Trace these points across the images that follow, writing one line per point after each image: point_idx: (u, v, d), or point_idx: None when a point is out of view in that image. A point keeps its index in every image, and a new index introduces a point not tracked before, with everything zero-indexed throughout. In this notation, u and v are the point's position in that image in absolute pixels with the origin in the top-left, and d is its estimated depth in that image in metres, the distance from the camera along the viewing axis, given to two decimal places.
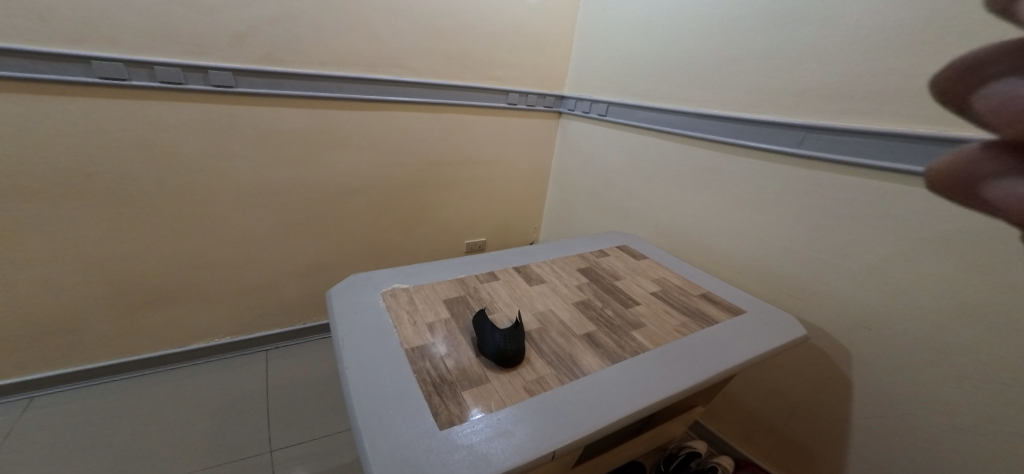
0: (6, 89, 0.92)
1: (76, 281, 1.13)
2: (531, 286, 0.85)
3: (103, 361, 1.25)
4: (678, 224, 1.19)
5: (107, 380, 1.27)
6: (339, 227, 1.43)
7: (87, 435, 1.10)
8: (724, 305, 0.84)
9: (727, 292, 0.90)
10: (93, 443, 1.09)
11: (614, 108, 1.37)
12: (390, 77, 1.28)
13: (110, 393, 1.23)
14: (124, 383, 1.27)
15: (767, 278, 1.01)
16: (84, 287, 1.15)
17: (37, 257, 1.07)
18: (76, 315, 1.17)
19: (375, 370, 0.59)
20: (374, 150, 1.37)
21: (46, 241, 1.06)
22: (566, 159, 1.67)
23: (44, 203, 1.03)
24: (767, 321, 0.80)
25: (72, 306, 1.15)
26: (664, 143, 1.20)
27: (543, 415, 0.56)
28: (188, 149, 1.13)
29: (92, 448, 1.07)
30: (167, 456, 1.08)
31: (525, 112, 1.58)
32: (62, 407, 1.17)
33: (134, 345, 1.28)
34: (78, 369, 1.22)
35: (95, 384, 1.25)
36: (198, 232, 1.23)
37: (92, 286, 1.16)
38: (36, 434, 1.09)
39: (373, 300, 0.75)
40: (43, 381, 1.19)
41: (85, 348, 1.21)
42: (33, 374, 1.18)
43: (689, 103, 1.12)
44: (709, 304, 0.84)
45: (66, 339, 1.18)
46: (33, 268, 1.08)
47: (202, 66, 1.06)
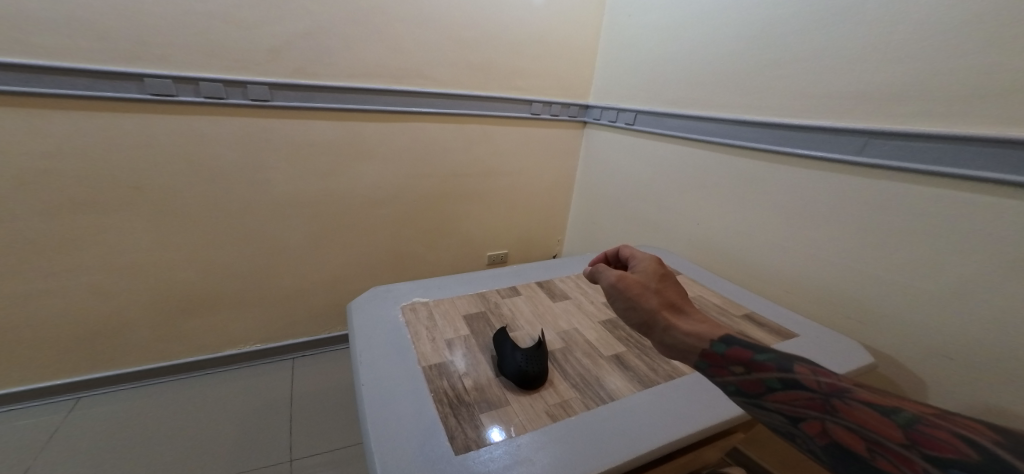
0: (67, 106, 0.97)
1: (122, 288, 1.18)
2: (554, 303, 0.81)
3: (142, 366, 1.29)
4: (713, 239, 1.13)
5: (145, 384, 1.30)
6: (364, 237, 1.43)
7: (124, 436, 1.13)
8: (772, 328, 0.77)
9: (773, 312, 0.83)
10: (128, 444, 1.10)
11: (642, 117, 1.33)
12: (414, 88, 1.29)
13: (148, 395, 1.26)
14: (161, 386, 1.31)
15: (812, 296, 0.91)
16: (129, 294, 1.19)
17: (87, 264, 1.11)
18: (120, 320, 1.21)
19: (392, 388, 0.57)
20: (400, 161, 1.37)
21: (96, 249, 1.11)
22: (591, 169, 1.63)
23: (96, 212, 1.07)
24: (822, 345, 0.72)
25: (118, 312, 1.20)
26: (698, 152, 1.15)
27: (568, 443, 0.51)
28: (227, 161, 1.16)
29: (127, 449, 1.09)
30: (194, 462, 1.08)
31: (549, 122, 1.56)
32: (103, 408, 1.20)
33: (172, 351, 1.31)
34: (121, 373, 1.26)
35: (134, 387, 1.29)
36: (233, 241, 1.26)
37: (136, 292, 1.20)
38: (78, 434, 1.12)
39: (393, 314, 0.73)
40: (89, 383, 1.23)
41: (127, 352, 1.25)
42: (80, 376, 1.22)
43: (725, 110, 1.07)
44: (753, 326, 0.77)
45: (111, 343, 1.22)
46: (84, 275, 1.12)
47: (241, 81, 1.09)
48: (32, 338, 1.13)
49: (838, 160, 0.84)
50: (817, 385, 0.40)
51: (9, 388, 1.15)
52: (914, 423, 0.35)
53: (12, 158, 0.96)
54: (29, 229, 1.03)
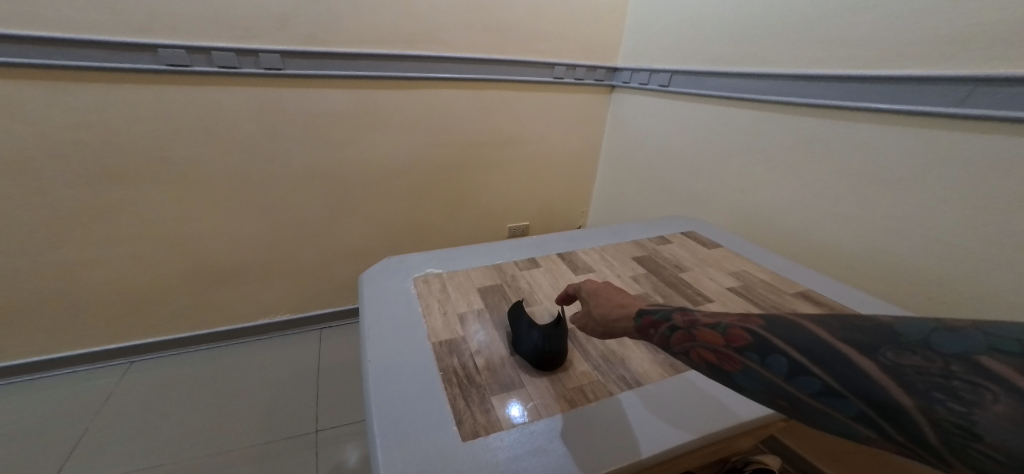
0: (85, 78, 0.95)
1: (153, 260, 1.19)
2: (576, 276, 0.75)
3: (177, 335, 1.32)
4: (759, 208, 1.03)
5: (181, 351, 1.34)
6: (382, 209, 1.41)
7: (166, 402, 1.17)
8: (832, 308, 0.69)
9: (829, 289, 0.74)
10: (166, 411, 1.14)
11: (678, 78, 1.22)
12: (429, 53, 1.22)
13: (184, 363, 1.30)
14: (196, 355, 1.34)
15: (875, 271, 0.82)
16: (160, 266, 1.21)
17: (118, 237, 1.13)
18: (154, 292, 1.23)
19: (399, 367, 0.53)
20: (416, 130, 1.32)
21: (126, 223, 1.12)
22: (619, 138, 1.53)
23: (123, 186, 1.08)
24: None
25: (153, 285, 1.22)
26: (744, 113, 1.03)
27: (589, 434, 0.46)
28: (244, 132, 1.14)
29: (165, 416, 1.13)
30: (227, 429, 1.11)
31: (574, 87, 1.46)
32: (143, 375, 1.25)
33: (203, 321, 1.34)
34: (160, 342, 1.30)
35: (171, 354, 1.33)
36: (254, 213, 1.25)
37: (166, 265, 1.21)
38: (121, 399, 1.16)
39: (404, 286, 0.69)
40: (133, 350, 1.28)
41: (162, 322, 1.28)
42: (121, 344, 1.26)
43: (778, 65, 0.94)
44: (803, 304, 0.69)
45: (147, 314, 1.25)
46: (115, 247, 1.14)
47: (253, 49, 1.05)
48: (75, 309, 1.16)
49: (918, 113, 0.72)
50: (683, 322, 0.37)
51: (60, 354, 1.20)
52: (732, 320, 0.33)
53: (36, 133, 0.96)
54: (63, 204, 1.04)
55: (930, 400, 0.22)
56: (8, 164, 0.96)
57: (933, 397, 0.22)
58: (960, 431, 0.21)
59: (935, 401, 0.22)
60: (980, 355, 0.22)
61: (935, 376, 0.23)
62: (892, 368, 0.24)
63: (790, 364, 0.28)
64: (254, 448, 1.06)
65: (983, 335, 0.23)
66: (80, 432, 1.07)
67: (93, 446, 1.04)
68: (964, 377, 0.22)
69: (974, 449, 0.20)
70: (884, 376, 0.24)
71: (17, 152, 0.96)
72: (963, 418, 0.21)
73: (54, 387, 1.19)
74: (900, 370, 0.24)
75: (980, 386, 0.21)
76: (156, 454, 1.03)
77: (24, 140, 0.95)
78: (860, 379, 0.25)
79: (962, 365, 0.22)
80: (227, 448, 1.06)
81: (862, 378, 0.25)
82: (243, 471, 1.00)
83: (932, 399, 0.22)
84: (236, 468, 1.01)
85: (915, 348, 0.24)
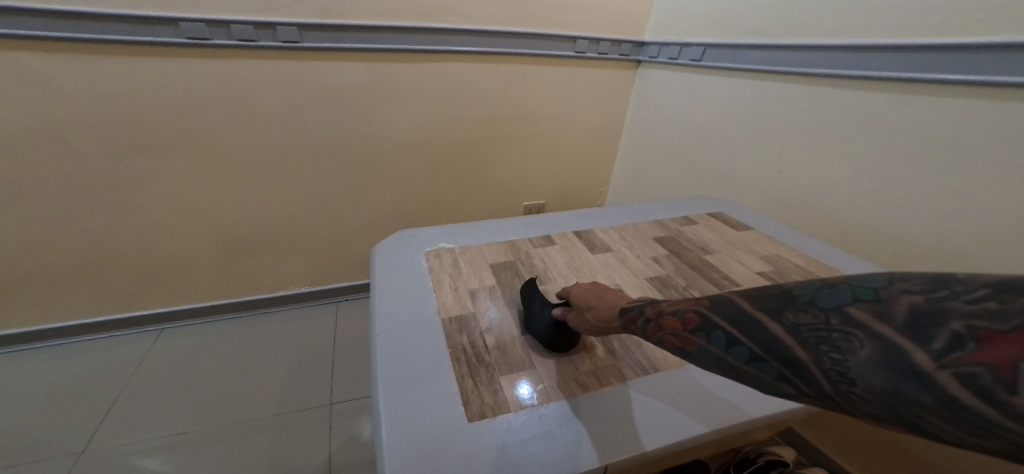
0: (110, 52, 0.95)
1: (177, 232, 1.21)
2: (593, 255, 0.72)
3: (201, 304, 1.35)
4: (794, 187, 0.97)
5: (205, 320, 1.38)
6: (398, 185, 1.39)
7: (193, 369, 1.21)
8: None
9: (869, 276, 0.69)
10: (191, 379, 1.18)
11: (712, 52, 1.15)
12: (447, 25, 1.17)
13: (208, 332, 1.34)
14: (219, 324, 1.38)
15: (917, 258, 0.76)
16: (185, 238, 1.23)
17: (144, 209, 1.15)
18: (179, 263, 1.26)
19: (408, 343, 0.51)
20: (432, 105, 1.29)
21: (151, 195, 1.14)
22: (643, 116, 1.47)
23: (148, 158, 1.09)
24: None
25: (180, 256, 1.25)
26: (786, 88, 0.96)
27: (600, 420, 0.44)
28: (263, 106, 1.12)
29: (190, 383, 1.17)
30: (249, 397, 1.14)
31: (597, 62, 1.39)
32: (170, 342, 1.29)
33: (226, 292, 1.37)
34: (188, 310, 1.34)
35: (196, 323, 1.37)
36: (273, 187, 1.25)
37: (190, 237, 1.24)
38: (149, 365, 1.21)
39: (416, 260, 0.68)
40: (164, 317, 1.33)
41: (187, 292, 1.32)
42: (149, 311, 1.31)
43: (830, 36, 0.86)
44: None
45: (173, 284, 1.29)
46: (141, 219, 1.16)
47: (270, 22, 1.03)
48: (106, 277, 1.20)
49: (992, 84, 0.64)
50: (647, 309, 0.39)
51: (94, 319, 1.25)
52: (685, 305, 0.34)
53: (63, 106, 0.96)
54: (91, 176, 1.06)
55: (820, 353, 0.24)
56: (41, 136, 0.97)
57: (820, 350, 0.24)
58: (842, 378, 0.22)
59: (822, 353, 0.24)
60: (848, 305, 0.24)
61: (824, 331, 0.24)
62: (792, 329, 0.25)
63: (726, 337, 0.28)
64: (273, 418, 1.09)
65: (848, 287, 0.25)
66: (117, 394, 1.12)
67: (128, 408, 1.09)
68: (839, 327, 0.23)
69: (854, 395, 0.22)
70: (788, 338, 0.25)
71: (47, 125, 0.97)
72: (842, 365, 0.22)
73: (92, 350, 1.24)
74: (798, 329, 0.25)
75: (851, 334, 0.23)
76: (183, 420, 1.07)
77: (56, 112, 0.97)
78: (775, 343, 0.26)
79: (839, 316, 0.24)
80: (248, 418, 1.09)
81: (774, 341, 0.26)
82: (263, 440, 1.03)
83: (820, 351, 0.24)
84: (256, 436, 1.04)
85: (807, 308, 0.25)
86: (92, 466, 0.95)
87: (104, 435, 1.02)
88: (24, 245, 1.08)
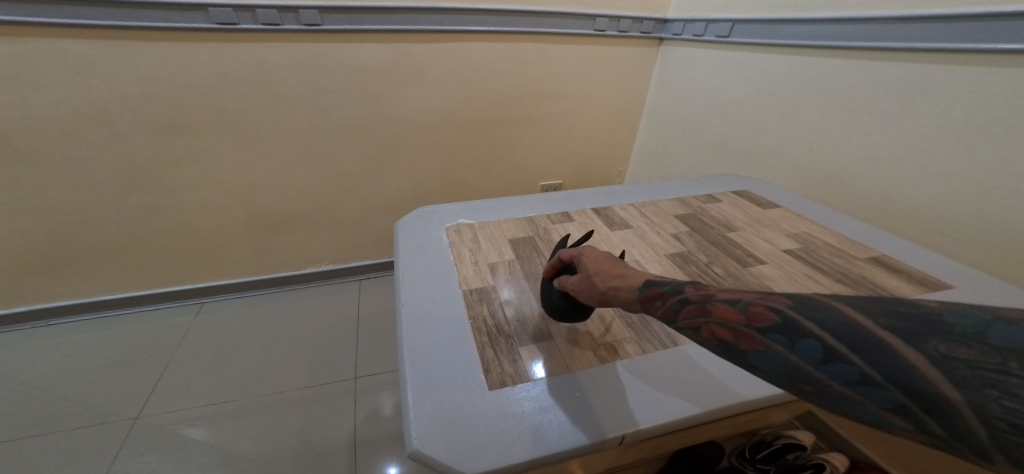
0: (145, 38, 0.98)
1: (211, 211, 1.26)
2: (612, 232, 0.72)
3: (234, 281, 1.41)
4: (825, 163, 0.94)
5: (236, 296, 1.44)
6: (418, 165, 1.41)
7: (229, 342, 1.27)
8: (910, 275, 0.62)
9: (909, 255, 0.67)
10: (227, 351, 1.24)
11: (740, 27, 1.10)
12: (465, 5, 1.16)
13: (240, 307, 1.40)
14: (250, 299, 1.44)
15: (964, 239, 0.73)
16: (218, 218, 1.28)
17: (180, 189, 1.20)
18: (213, 242, 1.32)
19: (430, 314, 0.53)
20: (451, 85, 1.28)
21: (186, 176, 1.18)
22: (665, 94, 1.43)
23: (182, 141, 1.13)
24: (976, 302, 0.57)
25: (215, 235, 1.31)
26: (820, 62, 0.91)
27: (617, 392, 0.45)
28: (289, 89, 1.15)
29: (225, 355, 1.23)
30: (280, 370, 1.20)
31: (618, 40, 1.36)
32: (206, 317, 1.36)
33: (256, 269, 1.42)
34: (223, 286, 1.40)
35: (228, 298, 1.43)
36: (298, 168, 1.28)
37: (223, 216, 1.29)
38: (188, 338, 1.28)
39: (437, 235, 0.69)
40: (201, 293, 1.40)
41: (220, 269, 1.38)
42: (187, 287, 1.37)
43: (874, 6, 0.80)
44: (878, 271, 0.63)
45: (207, 262, 1.35)
46: (178, 199, 1.21)
47: (294, 5, 1.04)
48: (147, 254, 1.27)
49: None
50: (695, 296, 0.35)
51: (137, 293, 1.33)
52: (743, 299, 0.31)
53: (105, 91, 1.01)
54: (131, 157, 1.11)
55: (979, 395, 0.20)
56: (86, 119, 1.02)
57: (984, 392, 0.20)
58: (1010, 428, 0.19)
59: (985, 395, 0.20)
60: None
61: (988, 371, 0.20)
62: (940, 360, 0.22)
63: (823, 349, 0.26)
64: (302, 390, 1.14)
65: None
66: (164, 364, 1.19)
67: (174, 378, 1.16)
68: (1017, 371, 0.20)
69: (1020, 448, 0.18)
70: (930, 369, 0.22)
71: (91, 109, 1.01)
72: (1015, 414, 0.19)
73: (139, 322, 1.32)
74: (949, 363, 0.22)
75: None
76: (223, 390, 1.13)
77: (98, 97, 1.01)
78: (907, 371, 0.23)
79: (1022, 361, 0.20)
80: (279, 390, 1.14)
81: (906, 370, 0.23)
82: (294, 412, 1.08)
83: (983, 393, 0.20)
84: (288, 407, 1.09)
85: (968, 341, 0.22)
86: (146, 430, 1.02)
87: (154, 402, 1.09)
88: (72, 223, 1.14)
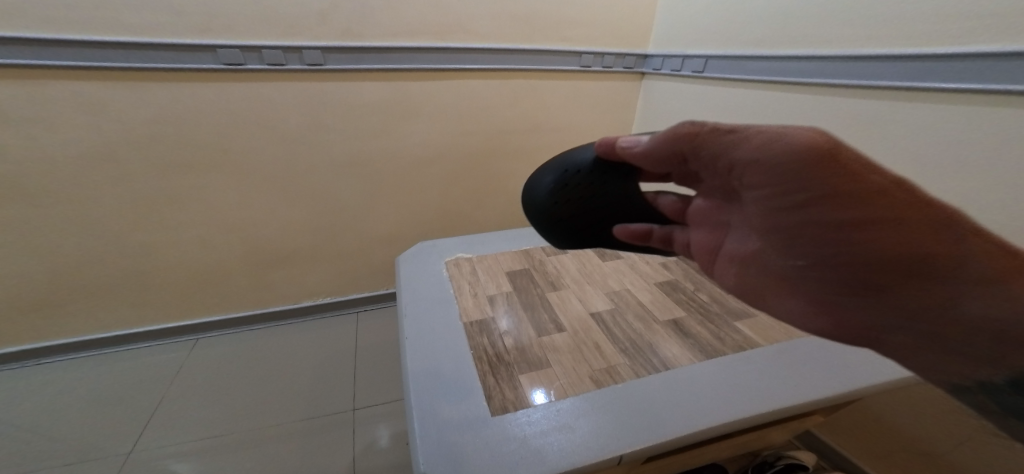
0: (155, 79, 1.03)
1: (211, 245, 1.28)
2: (604, 263, 0.75)
3: (231, 315, 1.41)
4: None
5: (233, 331, 1.43)
6: (414, 197, 1.44)
7: (225, 376, 1.26)
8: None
9: None
10: (224, 385, 1.23)
11: (714, 62, 1.18)
12: (458, 44, 1.23)
13: (237, 341, 1.40)
14: (246, 334, 1.44)
15: None
16: (218, 252, 1.30)
17: (182, 224, 1.22)
18: (211, 275, 1.33)
19: (432, 344, 0.55)
20: (447, 120, 1.34)
21: (188, 211, 1.21)
22: (649, 124, 1.50)
23: (186, 177, 1.16)
24: None
25: (213, 269, 1.32)
26: (788, 97, 0.98)
27: (614, 414, 0.47)
28: (291, 125, 1.19)
29: (222, 389, 1.22)
30: (276, 404, 1.19)
31: (602, 74, 1.43)
32: (202, 351, 1.35)
33: (253, 302, 1.42)
34: (219, 320, 1.40)
35: (225, 333, 1.43)
36: (297, 201, 1.31)
37: (223, 250, 1.30)
38: (185, 373, 1.27)
39: (437, 269, 0.72)
40: (198, 327, 1.39)
41: (218, 303, 1.38)
42: (184, 321, 1.37)
43: (835, 47, 0.87)
44: None
45: (206, 295, 1.35)
46: (179, 233, 1.23)
47: (298, 45, 1.10)
48: (146, 289, 1.27)
49: (983, 90, 0.67)
50: None
51: (134, 328, 1.32)
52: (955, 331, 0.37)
53: (114, 130, 1.04)
54: (135, 194, 1.13)
55: None
56: (94, 157, 1.06)
57: None
58: None
59: None
60: None
61: None
62: None
63: None
64: (299, 423, 1.13)
65: None
66: (157, 400, 1.18)
67: (169, 413, 1.14)
68: None
69: None
70: None
71: (99, 148, 1.05)
72: None
73: (133, 358, 1.31)
74: None
75: None
76: (218, 424, 1.12)
77: (107, 136, 1.05)
78: None
79: None
80: (276, 424, 1.13)
81: None
82: (290, 446, 1.07)
83: None
84: (284, 441, 1.08)
85: None
86: (139, 466, 1.01)
87: (148, 438, 1.07)
88: (72, 259, 1.15)
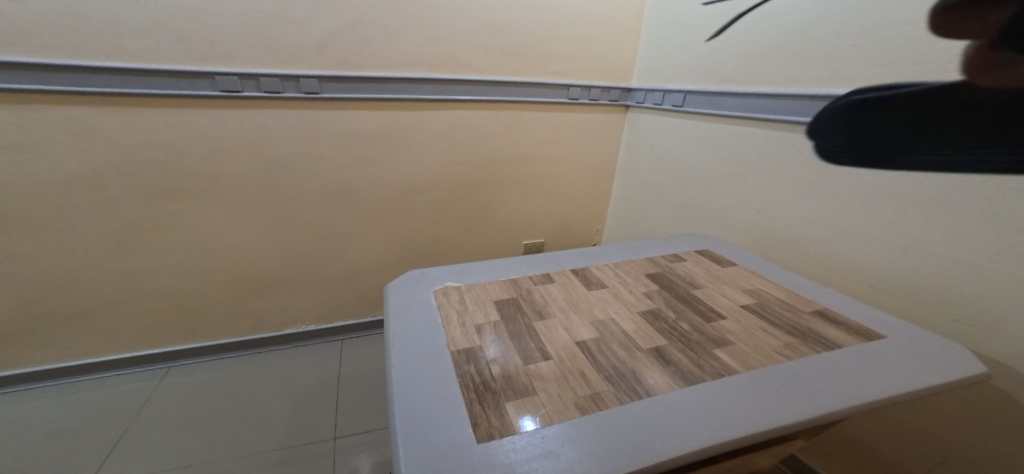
0: (151, 104, 1.05)
1: (196, 269, 1.26)
2: (589, 291, 0.77)
3: (212, 341, 1.38)
4: (778, 224, 1.03)
5: (213, 358, 1.40)
6: (404, 223, 1.45)
7: (200, 405, 1.23)
8: (851, 326, 0.69)
9: (854, 309, 0.74)
10: (200, 414, 1.20)
11: (692, 97, 1.24)
12: (452, 76, 1.28)
13: (217, 369, 1.36)
14: (227, 361, 1.40)
15: (903, 292, 0.81)
16: (202, 276, 1.28)
17: (167, 247, 1.21)
18: (194, 300, 1.30)
19: (420, 372, 0.56)
20: (438, 148, 1.37)
21: (176, 235, 1.20)
22: (634, 155, 1.55)
23: (175, 201, 1.16)
24: (915, 349, 0.63)
25: (197, 294, 1.30)
26: (762, 134, 1.04)
27: (598, 440, 0.48)
28: (285, 151, 1.21)
29: (198, 418, 1.18)
30: (255, 433, 1.15)
31: (589, 106, 1.50)
32: (179, 379, 1.31)
33: (236, 328, 1.40)
34: (200, 346, 1.37)
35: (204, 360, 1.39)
36: (286, 226, 1.31)
37: (208, 274, 1.28)
38: (159, 402, 1.22)
39: (426, 298, 0.73)
40: (178, 354, 1.36)
41: (200, 328, 1.35)
42: (163, 348, 1.33)
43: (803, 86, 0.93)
44: (827, 325, 0.69)
45: (187, 321, 1.32)
46: (163, 257, 1.21)
47: (295, 74, 1.13)
48: (126, 313, 1.24)
49: None
50: None
51: (110, 355, 1.28)
52: None
53: (106, 153, 1.05)
54: (122, 216, 1.13)
55: None
56: (83, 180, 1.05)
57: None
58: None
59: None
60: None
61: None
62: None
63: None
64: (277, 453, 1.10)
65: None
66: (125, 430, 1.13)
67: (140, 443, 1.10)
68: None
69: None
70: None
71: (89, 171, 1.05)
72: None
73: (105, 386, 1.26)
74: None
75: None
76: (192, 454, 1.08)
77: (96, 160, 1.05)
78: None
79: None
80: (253, 454, 1.09)
81: None
82: None
83: None
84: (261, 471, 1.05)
85: None
86: None
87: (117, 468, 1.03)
88: (51, 282, 1.13)
